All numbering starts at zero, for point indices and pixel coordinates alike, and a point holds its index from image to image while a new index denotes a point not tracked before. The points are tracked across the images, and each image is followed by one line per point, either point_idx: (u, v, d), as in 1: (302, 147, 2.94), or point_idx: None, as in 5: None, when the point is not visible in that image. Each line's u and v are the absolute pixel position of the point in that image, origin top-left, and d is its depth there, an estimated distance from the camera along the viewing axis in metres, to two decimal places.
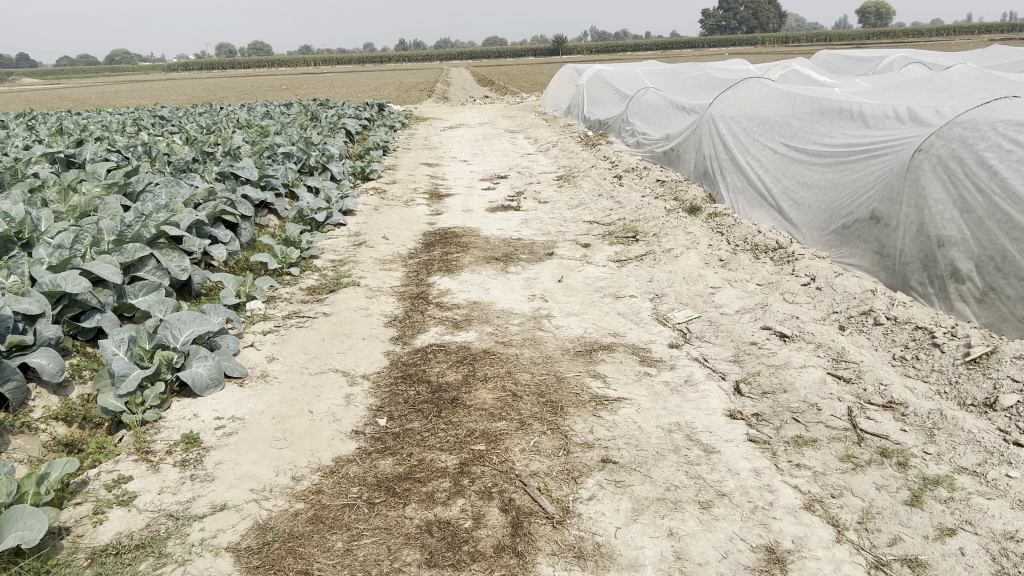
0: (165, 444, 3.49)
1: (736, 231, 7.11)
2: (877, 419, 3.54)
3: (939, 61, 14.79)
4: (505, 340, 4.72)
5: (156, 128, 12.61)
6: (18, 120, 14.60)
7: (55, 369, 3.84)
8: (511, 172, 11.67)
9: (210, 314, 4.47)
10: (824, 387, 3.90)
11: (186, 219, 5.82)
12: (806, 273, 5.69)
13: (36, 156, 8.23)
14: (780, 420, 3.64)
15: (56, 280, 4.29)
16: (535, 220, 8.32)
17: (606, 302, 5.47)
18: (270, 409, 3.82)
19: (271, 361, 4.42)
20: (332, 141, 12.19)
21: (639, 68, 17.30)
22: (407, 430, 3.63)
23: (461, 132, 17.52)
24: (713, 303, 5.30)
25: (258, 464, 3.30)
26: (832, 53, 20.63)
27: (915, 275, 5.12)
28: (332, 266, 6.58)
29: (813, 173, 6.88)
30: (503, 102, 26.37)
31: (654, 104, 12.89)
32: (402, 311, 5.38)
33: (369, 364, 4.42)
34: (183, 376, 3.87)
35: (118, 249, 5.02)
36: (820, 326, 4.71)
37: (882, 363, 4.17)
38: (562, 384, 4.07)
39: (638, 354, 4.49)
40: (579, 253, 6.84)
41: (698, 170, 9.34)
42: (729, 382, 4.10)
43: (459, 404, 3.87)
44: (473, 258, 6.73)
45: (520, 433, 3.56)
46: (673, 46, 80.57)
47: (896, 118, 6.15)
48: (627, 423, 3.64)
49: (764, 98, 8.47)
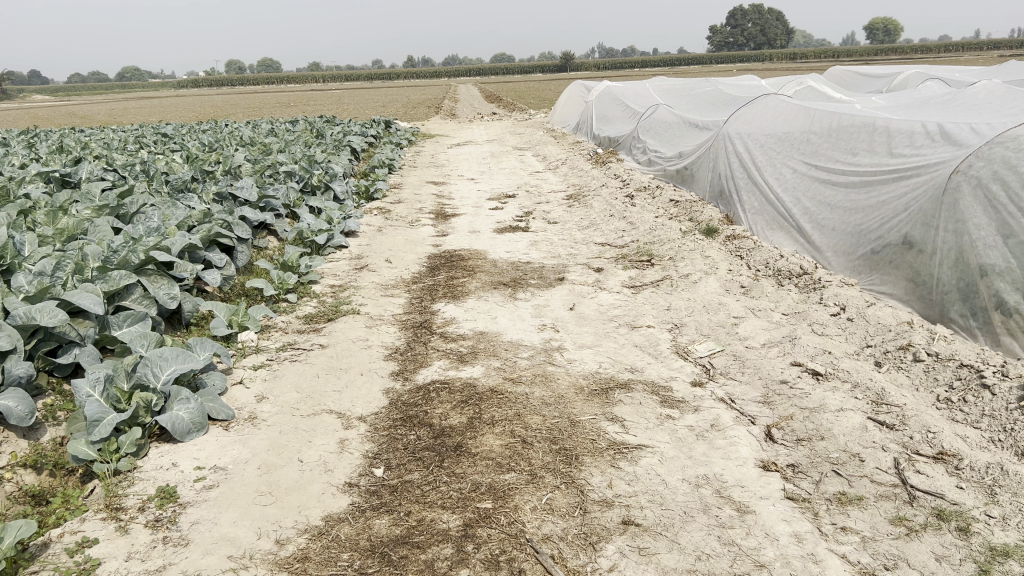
0: (138, 499, 3.15)
1: (756, 255, 6.77)
2: (928, 474, 3.18)
3: (958, 78, 14.38)
4: (514, 377, 4.37)
5: (158, 146, 12.34)
6: (19, 137, 14.39)
7: (23, 413, 3.50)
8: (520, 190, 11.35)
9: (196, 350, 4.14)
10: (865, 434, 3.55)
11: (177, 243, 5.50)
12: (834, 302, 5.34)
13: (30, 175, 7.93)
14: (819, 473, 3.29)
15: (30, 311, 3.95)
16: (544, 242, 7.99)
17: (621, 333, 5.13)
18: (256, 458, 3.48)
19: (261, 401, 4.09)
20: (337, 159, 11.91)
21: (649, 83, 17.00)
22: (405, 483, 3.29)
23: (469, 149, 17.24)
24: (737, 335, 4.95)
25: (238, 525, 2.96)
26: (842, 71, 20.32)
27: (954, 306, 4.77)
28: (332, 292, 6.26)
29: (836, 194, 6.54)
30: (512, 119, 26.06)
31: (665, 122, 12.59)
32: (404, 342, 5.04)
33: (366, 404, 4.08)
34: (163, 421, 3.53)
35: (102, 277, 4.70)
36: (854, 363, 4.35)
37: (926, 407, 3.81)
38: (576, 428, 3.73)
39: (658, 394, 4.13)
40: (592, 278, 6.51)
41: (713, 190, 9.02)
42: (759, 427, 3.74)
43: (463, 452, 3.52)
44: (480, 283, 6.40)
45: (530, 487, 3.21)
46: (681, 62, 80.31)
47: (926, 137, 5.82)
48: (650, 476, 3.29)
49: (781, 114, 8.14)
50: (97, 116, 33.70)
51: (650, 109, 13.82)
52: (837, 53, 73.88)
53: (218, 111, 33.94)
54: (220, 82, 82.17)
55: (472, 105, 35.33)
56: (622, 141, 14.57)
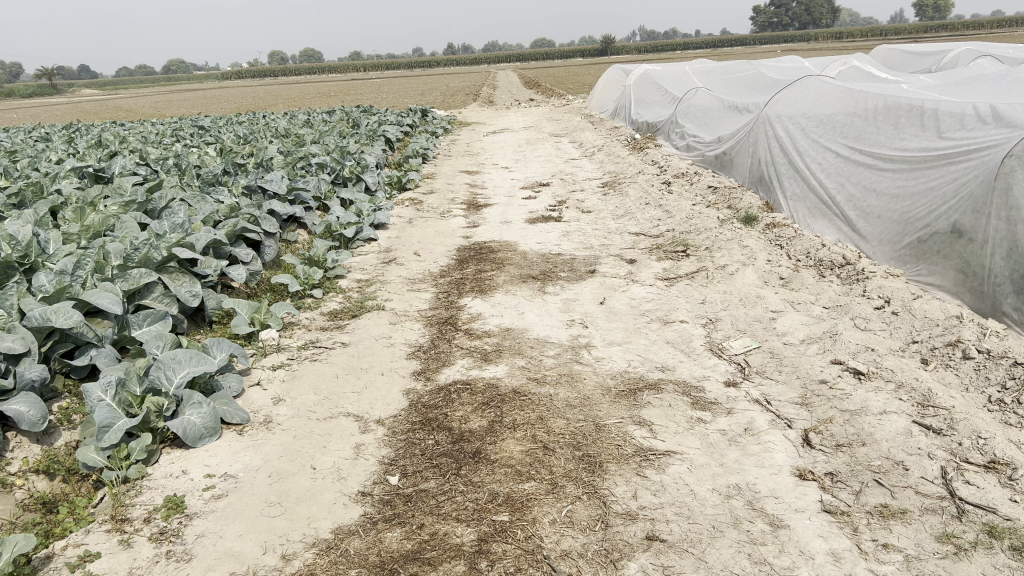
0: (144, 510, 3.06)
1: (796, 244, 6.50)
2: (980, 485, 2.95)
3: (1012, 55, 13.76)
4: (539, 377, 4.20)
5: (194, 139, 12.36)
6: (61, 132, 14.57)
7: (35, 418, 3.41)
8: (554, 179, 11.15)
9: (212, 350, 4.04)
10: (910, 439, 3.32)
11: (202, 239, 5.41)
12: (879, 294, 5.07)
13: (64, 171, 7.90)
14: (859, 483, 3.07)
15: (46, 313, 3.86)
16: (577, 232, 7.80)
17: (652, 329, 4.93)
18: (268, 465, 3.38)
19: (277, 404, 3.99)
20: (370, 149, 11.81)
21: (688, 66, 16.61)
22: (420, 492, 3.15)
23: (506, 137, 17.05)
24: (774, 331, 4.71)
25: (244, 538, 2.85)
26: (889, 50, 19.68)
27: (1008, 299, 4.48)
28: (358, 287, 6.15)
29: (882, 179, 6.23)
30: (551, 105, 25.76)
31: (704, 106, 12.25)
32: (427, 339, 4.91)
33: (385, 407, 3.95)
34: (173, 427, 3.43)
35: (122, 275, 4.60)
36: (899, 361, 4.10)
37: (976, 409, 3.55)
38: (601, 433, 3.55)
39: (689, 396, 3.93)
40: (624, 270, 6.30)
41: (753, 175, 8.73)
42: (796, 431, 3.52)
43: (482, 459, 3.36)
44: (509, 276, 6.24)
45: (550, 499, 3.04)
46: (724, 43, 78.81)
47: (978, 119, 5.50)
48: (677, 486, 3.10)
49: (823, 96, 7.81)
50: (140, 110, 34.04)
51: (689, 93, 13.48)
52: (886, 31, 71.89)
53: (259, 102, 34.31)
54: (262, 74, 82.78)
55: (510, 92, 35.04)
56: (660, 126, 14.25)
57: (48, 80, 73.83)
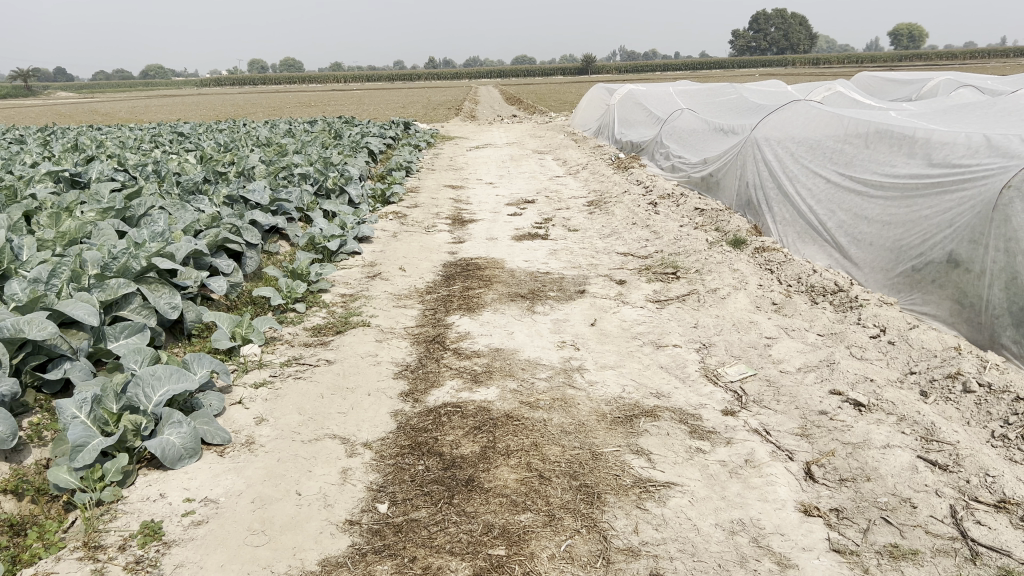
0: (119, 536, 2.89)
1: (787, 269, 6.45)
2: (991, 526, 2.89)
3: (993, 86, 13.91)
4: (532, 402, 4.06)
5: (174, 146, 12.14)
6: (37, 134, 14.27)
7: (5, 434, 3.21)
8: (539, 196, 11.06)
9: (193, 366, 3.88)
10: (916, 476, 3.24)
11: (182, 249, 5.23)
12: (874, 322, 5.01)
13: (40, 174, 7.68)
14: (866, 520, 2.98)
15: (18, 323, 3.67)
16: (564, 251, 7.70)
17: (645, 353, 4.83)
18: (251, 489, 3.22)
19: (260, 424, 3.83)
20: (353, 161, 11.66)
21: (672, 87, 16.66)
22: (411, 522, 3.00)
23: (490, 152, 16.98)
24: (770, 358, 4.62)
25: (225, 570, 2.70)
26: (870, 77, 19.93)
27: (1007, 331, 4.44)
28: (342, 302, 6.00)
29: (873, 206, 6.20)
30: (533, 121, 25.77)
31: (690, 127, 12.26)
32: (415, 358, 4.77)
33: (372, 429, 3.80)
34: (152, 447, 3.27)
35: (99, 285, 4.41)
36: (899, 393, 4.03)
37: (981, 445, 3.48)
38: (598, 461, 3.43)
39: (687, 424, 3.82)
40: (614, 291, 6.21)
41: (741, 199, 8.69)
42: (798, 463, 3.43)
43: (475, 487, 3.23)
44: (497, 294, 6.12)
45: (548, 532, 2.92)
46: (703, 65, 79.51)
47: (971, 148, 5.48)
48: (679, 520, 2.98)
49: (811, 121, 7.78)
50: (117, 115, 33.70)
51: (674, 114, 13.48)
52: (862, 59, 72.99)
53: (238, 110, 34.06)
54: (242, 82, 82.26)
55: (491, 107, 35.09)
56: (645, 146, 14.24)
57: (24, 82, 72.95)
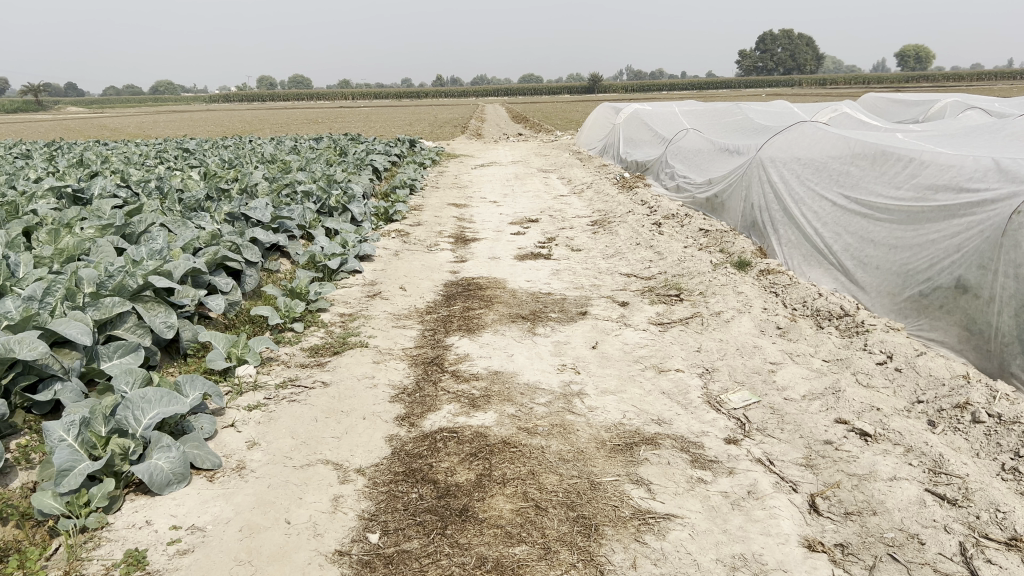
0: (101, 565, 2.81)
1: (792, 293, 6.36)
2: (1002, 565, 2.80)
3: (999, 108, 13.85)
4: (530, 427, 3.98)
5: (178, 162, 12.12)
6: (43, 149, 14.29)
7: None
8: (543, 215, 11.01)
9: (185, 389, 3.81)
10: (923, 510, 3.14)
11: (180, 267, 5.17)
12: (880, 349, 4.92)
13: (42, 190, 7.64)
14: (872, 557, 2.88)
15: (9, 342, 3.59)
16: (567, 271, 7.62)
17: (646, 377, 4.75)
18: (240, 517, 3.14)
19: (251, 448, 3.75)
20: (357, 178, 11.64)
21: (677, 106, 16.64)
22: (402, 553, 2.92)
23: (495, 170, 16.97)
24: (774, 384, 4.53)
25: None
26: (875, 99, 19.93)
27: (1016, 359, 4.35)
28: (341, 322, 5.93)
29: (880, 229, 6.12)
30: (539, 140, 25.76)
31: (695, 147, 12.21)
32: (412, 381, 4.69)
33: (366, 455, 3.72)
34: (140, 472, 3.19)
35: (93, 304, 4.35)
36: (906, 422, 3.93)
37: (991, 478, 3.39)
38: (596, 491, 3.34)
39: (688, 453, 3.73)
40: (616, 313, 6.13)
41: (746, 220, 8.62)
42: (802, 496, 3.33)
43: (469, 517, 3.14)
44: (497, 315, 6.05)
45: (543, 565, 2.83)
46: (709, 85, 79.69)
47: (979, 172, 5.40)
48: (679, 555, 2.89)
49: (818, 142, 7.72)
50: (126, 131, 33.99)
51: (679, 134, 13.44)
52: (868, 80, 72.92)
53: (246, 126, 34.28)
54: (251, 99, 82.64)
55: (498, 125, 35.23)
56: (650, 166, 14.20)
57: (35, 97, 73.55)
